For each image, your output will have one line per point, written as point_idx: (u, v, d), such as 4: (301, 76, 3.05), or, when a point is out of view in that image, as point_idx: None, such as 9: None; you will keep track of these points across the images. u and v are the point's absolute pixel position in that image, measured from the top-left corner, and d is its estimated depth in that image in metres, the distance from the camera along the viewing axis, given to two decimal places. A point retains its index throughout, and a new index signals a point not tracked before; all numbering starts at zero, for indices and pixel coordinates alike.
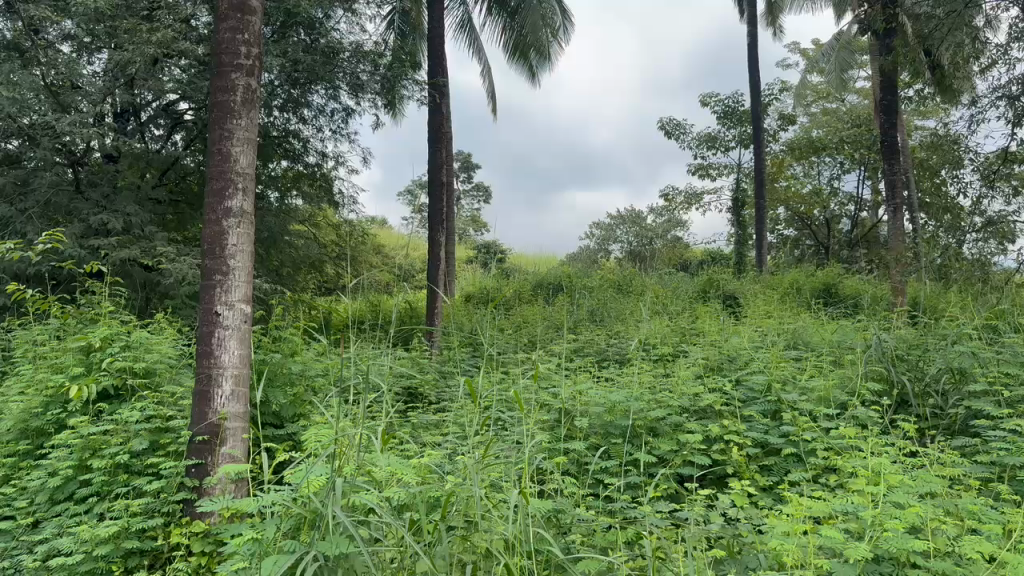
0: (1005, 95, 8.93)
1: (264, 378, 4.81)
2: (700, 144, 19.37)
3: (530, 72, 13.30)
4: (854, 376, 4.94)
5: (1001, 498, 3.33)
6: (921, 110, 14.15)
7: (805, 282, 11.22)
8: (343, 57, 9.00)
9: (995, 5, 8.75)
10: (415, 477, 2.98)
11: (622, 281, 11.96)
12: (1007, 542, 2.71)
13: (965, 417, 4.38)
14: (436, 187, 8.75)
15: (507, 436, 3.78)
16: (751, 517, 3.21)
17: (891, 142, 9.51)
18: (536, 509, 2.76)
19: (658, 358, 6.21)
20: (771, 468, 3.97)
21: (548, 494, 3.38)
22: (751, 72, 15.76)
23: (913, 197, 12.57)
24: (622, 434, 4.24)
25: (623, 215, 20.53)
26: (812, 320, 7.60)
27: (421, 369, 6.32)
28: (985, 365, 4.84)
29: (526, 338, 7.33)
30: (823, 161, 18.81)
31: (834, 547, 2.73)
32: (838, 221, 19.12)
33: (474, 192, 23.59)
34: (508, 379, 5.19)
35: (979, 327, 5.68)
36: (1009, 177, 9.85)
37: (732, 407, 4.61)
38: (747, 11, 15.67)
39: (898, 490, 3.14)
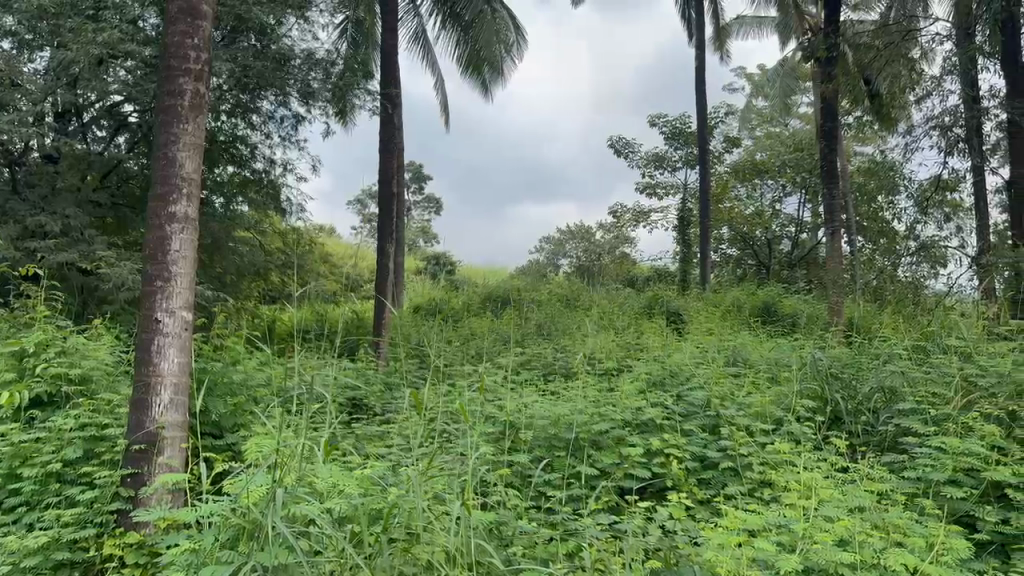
0: (939, 126, 9.30)
1: (204, 387, 4.74)
2: (648, 163, 19.72)
3: (482, 86, 13.41)
4: (790, 393, 5.09)
5: (926, 513, 3.47)
6: (860, 137, 14.66)
7: (747, 301, 11.50)
8: (295, 64, 8.96)
9: (931, 39, 9.16)
10: (357, 489, 2.97)
11: (571, 296, 12.08)
12: (928, 555, 2.83)
13: (895, 434, 4.53)
14: (386, 197, 8.74)
15: (452, 449, 3.79)
16: (687, 529, 3.29)
17: (831, 167, 9.79)
18: (478, 521, 2.80)
19: (603, 372, 6.30)
20: (709, 481, 4.05)
21: (491, 506, 3.40)
22: (698, 95, 16.10)
23: (851, 220, 13.01)
24: (566, 446, 4.31)
25: (573, 230, 20.75)
26: (753, 338, 7.79)
27: (366, 380, 6.30)
28: (914, 384, 5.00)
29: (474, 351, 7.34)
30: (766, 183, 19.32)
31: (767, 560, 2.81)
32: (779, 242, 19.67)
33: (424, 203, 23.56)
34: (454, 391, 5.20)
35: (909, 348, 5.88)
36: (941, 204, 10.27)
37: (673, 421, 4.69)
38: (696, 35, 16.03)
39: (829, 503, 3.26)
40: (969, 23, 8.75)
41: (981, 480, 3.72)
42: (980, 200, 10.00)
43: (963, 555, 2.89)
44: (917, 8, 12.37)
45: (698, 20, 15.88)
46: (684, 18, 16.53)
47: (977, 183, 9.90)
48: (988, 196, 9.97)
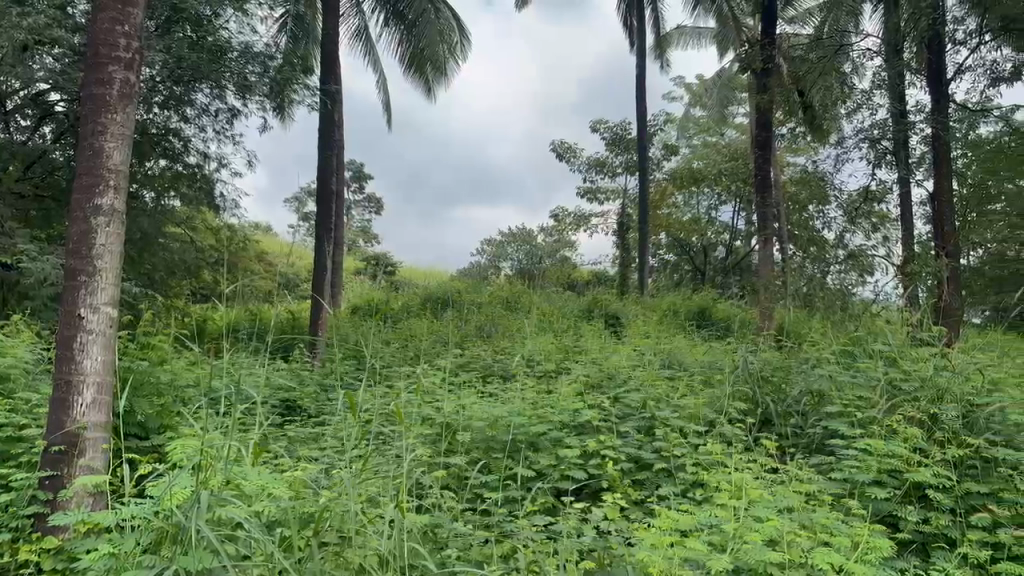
0: (868, 138, 9.58)
1: (129, 388, 4.58)
2: (589, 168, 19.90)
3: (425, 86, 13.35)
4: (723, 396, 5.19)
5: (851, 513, 3.56)
6: (793, 148, 15.08)
7: (683, 305, 11.71)
8: (231, 57, 8.63)
9: (862, 53, 9.44)
10: (285, 492, 2.90)
11: (511, 298, 12.10)
12: (854, 554, 2.91)
13: (823, 437, 4.62)
14: (325, 193, 8.60)
15: (386, 450, 3.73)
16: (620, 530, 3.31)
17: (764, 176, 10.03)
18: (413, 524, 2.76)
19: (542, 374, 6.31)
20: (644, 482, 4.09)
21: (425, 508, 3.36)
22: (639, 102, 16.28)
23: (783, 228, 13.36)
24: (503, 448, 4.29)
25: (514, 233, 20.81)
26: (689, 342, 7.93)
27: (301, 381, 6.16)
28: (840, 387, 5.11)
29: (412, 352, 7.27)
30: (702, 191, 19.72)
31: (698, 560, 2.84)
32: (713, 249, 20.16)
33: (365, 203, 23.33)
34: (390, 393, 5.13)
35: (836, 353, 6.03)
36: (869, 214, 10.58)
37: (609, 423, 4.72)
38: (637, 43, 16.22)
39: (759, 504, 3.32)
40: (898, 40, 9.05)
41: (903, 481, 3.85)
42: (905, 211, 10.36)
43: (886, 554, 2.97)
44: (849, 25, 12.76)
45: (639, 28, 16.08)
46: (625, 26, 16.72)
47: (903, 195, 10.27)
48: (913, 208, 10.34)
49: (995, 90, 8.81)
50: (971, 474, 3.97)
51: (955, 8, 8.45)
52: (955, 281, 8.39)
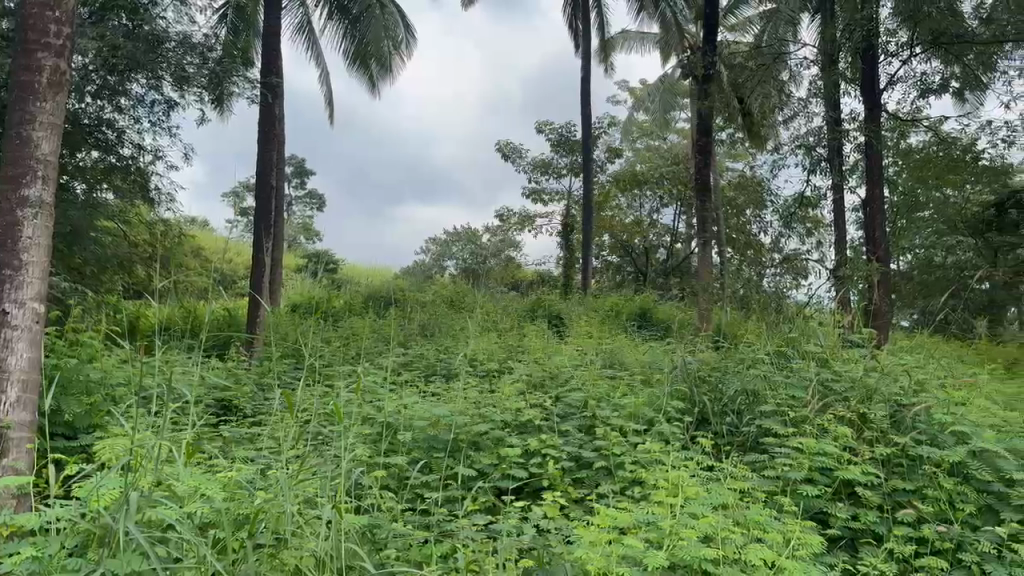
0: (803, 145, 9.80)
1: (56, 386, 4.44)
2: (534, 169, 19.98)
3: (369, 81, 13.26)
4: (661, 395, 5.26)
5: (783, 510, 3.64)
6: (732, 152, 15.40)
7: (624, 306, 11.85)
8: (169, 47, 8.38)
9: (800, 62, 9.67)
10: (218, 492, 2.83)
11: (455, 296, 12.09)
12: (785, 549, 2.98)
13: (756, 436, 4.72)
14: (265, 189, 8.46)
15: (324, 450, 3.68)
16: (560, 527, 3.33)
17: (704, 179, 10.22)
18: (351, 525, 2.73)
19: (485, 373, 6.31)
20: (584, 480, 4.12)
21: (363, 508, 3.33)
22: (583, 105, 16.41)
23: (722, 231, 13.63)
24: (444, 448, 4.27)
25: (459, 233, 20.81)
26: (629, 341, 8.04)
27: (238, 379, 6.04)
28: (774, 387, 5.23)
29: (353, 351, 7.19)
30: (644, 194, 20.04)
31: (635, 557, 2.87)
32: (655, 251, 20.55)
33: (306, 199, 22.99)
34: (329, 392, 5.06)
35: (772, 353, 6.17)
36: (804, 218, 10.85)
37: (550, 422, 4.74)
38: (582, 46, 16.32)
39: (695, 501, 3.37)
40: (833, 50, 9.28)
41: (833, 478, 3.97)
42: (838, 217, 10.68)
43: (815, 549, 3.06)
44: (787, 34, 13.06)
45: (584, 31, 16.20)
46: (571, 28, 16.85)
47: (836, 201, 10.56)
48: (845, 214, 10.64)
49: (923, 102, 9.14)
50: (897, 471, 4.12)
51: (888, 21, 8.73)
52: (884, 286, 8.69)
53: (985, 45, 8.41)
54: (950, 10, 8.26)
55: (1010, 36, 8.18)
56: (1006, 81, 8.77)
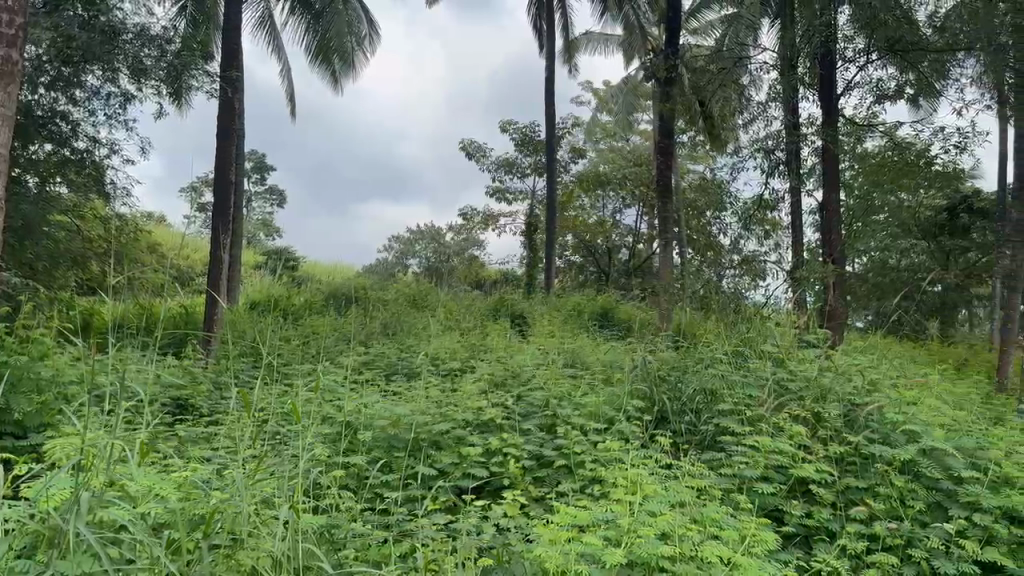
0: (762, 148, 9.93)
1: (6, 384, 4.34)
2: (497, 168, 19.98)
3: (331, 76, 13.18)
4: (621, 394, 5.29)
5: (739, 507, 3.69)
6: (693, 154, 15.58)
7: (586, 306, 11.91)
8: (125, 39, 8.17)
9: (760, 66, 9.80)
10: (173, 492, 2.78)
11: (417, 295, 12.05)
12: (740, 547, 3.02)
13: (714, 434, 4.78)
14: (223, 185, 8.33)
15: (282, 450, 3.64)
16: (519, 526, 3.33)
17: (666, 181, 10.31)
18: (309, 525, 2.71)
19: (446, 373, 6.29)
20: (543, 478, 4.14)
21: (321, 508, 3.30)
22: (547, 105, 16.45)
23: (682, 232, 13.77)
24: (404, 447, 4.25)
25: (422, 231, 20.75)
26: (590, 341, 8.08)
27: (194, 378, 5.94)
28: (732, 386, 5.29)
29: (312, 349, 7.11)
30: (607, 194, 20.20)
31: (593, 554, 2.89)
32: (617, 251, 20.78)
33: (267, 195, 22.74)
34: (287, 391, 4.99)
35: (729, 353, 6.24)
36: (764, 220, 11.00)
37: (511, 421, 4.75)
38: (547, 46, 16.36)
39: (654, 498, 3.40)
40: (792, 55, 9.43)
41: (788, 476, 4.04)
42: (796, 219, 10.86)
43: (770, 546, 3.11)
44: (748, 38, 13.22)
45: (548, 31, 16.24)
46: (535, 28, 16.90)
47: (794, 204, 10.74)
48: (802, 217, 10.82)
49: (879, 107, 9.34)
50: (850, 470, 4.20)
51: (846, 27, 8.91)
52: (839, 287, 8.85)
53: (941, 53, 8.64)
54: (905, 17, 8.47)
55: (961, 44, 8.40)
56: (958, 88, 8.98)
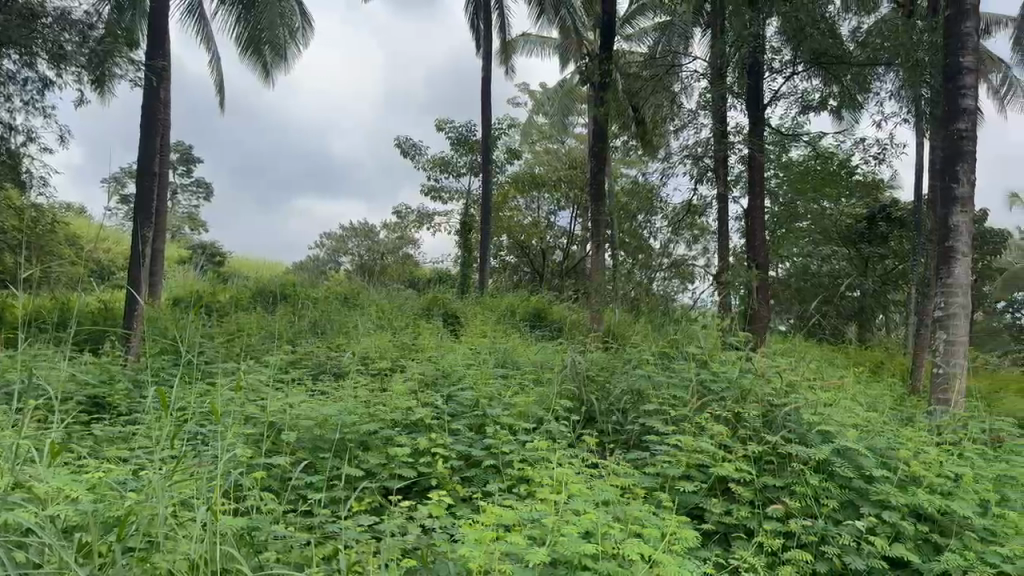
0: (692, 155, 10.13)
1: None
2: (433, 167, 19.90)
3: (263, 68, 12.94)
4: (550, 395, 5.34)
5: (662, 506, 3.78)
6: (626, 159, 15.82)
7: (519, 306, 11.97)
8: (44, 22, 7.89)
9: (690, 74, 10.02)
10: (85, 495, 2.69)
11: (348, 293, 11.89)
12: (661, 544, 3.09)
13: (639, 434, 4.87)
14: (146, 177, 8.08)
15: (202, 450, 3.56)
16: (445, 526, 3.33)
17: (598, 185, 10.41)
18: (228, 527, 2.65)
19: (375, 372, 6.22)
20: (471, 478, 4.14)
21: (242, 510, 3.24)
22: (483, 104, 16.46)
23: (615, 235, 13.97)
24: (329, 448, 4.20)
25: (355, 228, 20.56)
26: (521, 341, 8.14)
27: (111, 376, 5.74)
28: (658, 387, 5.38)
29: (237, 348, 6.94)
30: (542, 196, 20.42)
31: (518, 554, 2.90)
32: (551, 252, 21.05)
33: (193, 188, 22.16)
34: (209, 391, 4.87)
35: (656, 354, 6.37)
36: (693, 224, 11.22)
37: (441, 421, 4.73)
38: (484, 45, 16.35)
39: (578, 497, 3.44)
40: (722, 64, 9.66)
41: (709, 475, 4.14)
42: (723, 224, 11.12)
43: (691, 543, 3.19)
44: (680, 46, 13.47)
45: (485, 31, 16.24)
46: (472, 28, 16.89)
47: (721, 210, 10.99)
48: (729, 223, 11.09)
49: (804, 117, 9.64)
50: (768, 469, 4.32)
51: (773, 38, 9.19)
52: (763, 291, 9.10)
53: (862, 67, 8.89)
54: (828, 31, 8.78)
55: (881, 59, 8.73)
56: (878, 101, 9.30)
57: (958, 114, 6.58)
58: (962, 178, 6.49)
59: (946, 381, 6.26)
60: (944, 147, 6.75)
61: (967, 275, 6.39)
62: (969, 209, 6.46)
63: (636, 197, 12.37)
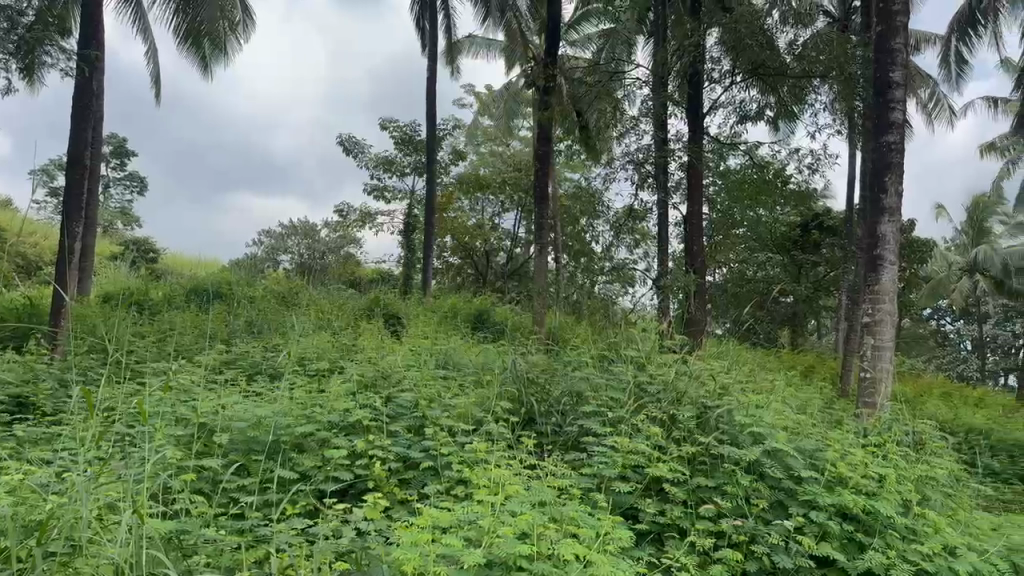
0: (633, 161, 10.30)
1: None
2: (376, 166, 19.73)
3: (202, 61, 12.69)
4: (490, 396, 5.35)
5: (598, 506, 3.83)
6: (570, 163, 15.95)
7: (462, 307, 11.96)
8: None
9: (634, 81, 10.17)
10: (3, 498, 2.61)
11: (287, 292, 11.72)
12: (595, 544, 3.13)
13: (578, 435, 4.93)
14: (75, 169, 7.83)
15: (130, 452, 3.47)
16: (380, 529, 3.31)
17: (542, 189, 10.48)
18: (156, 531, 2.60)
19: (313, 373, 6.15)
20: (410, 481, 4.12)
21: (172, 514, 3.17)
22: (428, 105, 16.39)
23: (558, 238, 14.07)
24: (263, 450, 4.13)
25: (296, 226, 20.30)
26: (463, 342, 8.14)
27: (36, 375, 5.55)
28: (597, 389, 5.45)
29: (171, 347, 6.78)
30: (487, 198, 20.45)
31: (453, 555, 2.90)
32: (496, 254, 21.09)
33: (127, 181, 21.55)
34: (140, 390, 4.74)
35: (596, 357, 6.44)
36: (635, 229, 11.37)
37: (379, 422, 4.70)
38: (429, 46, 16.30)
39: (516, 499, 3.45)
40: (664, 72, 9.83)
41: (645, 476, 4.20)
42: (663, 229, 11.29)
43: (624, 543, 3.24)
44: (623, 54, 13.66)
45: (431, 31, 16.19)
46: (417, 27, 16.82)
47: (662, 215, 11.17)
48: (670, 228, 11.26)
49: (741, 127, 9.86)
50: (701, 470, 4.41)
51: (713, 49, 9.35)
52: (701, 295, 9.27)
53: (798, 79, 9.13)
54: (766, 43, 8.98)
55: (817, 72, 8.99)
56: (813, 112, 9.55)
57: (887, 127, 6.82)
58: (890, 188, 6.75)
59: (873, 385, 6.47)
60: (873, 158, 7.00)
61: (893, 282, 6.62)
62: (896, 218, 6.72)
63: (579, 201, 12.48)
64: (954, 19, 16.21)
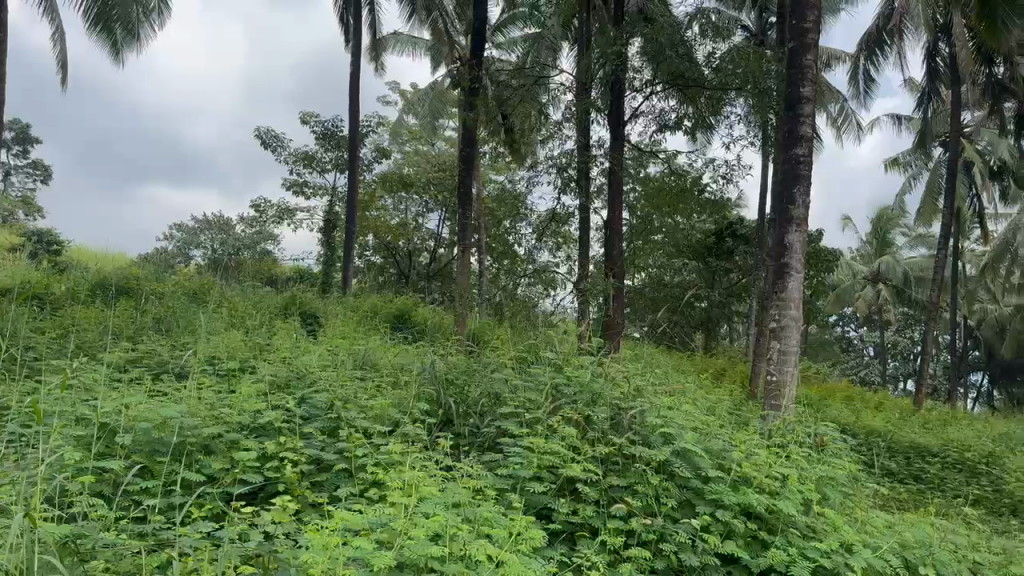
0: (556, 165, 10.37)
1: None
2: (296, 161, 19.35)
3: (113, 46, 12.20)
4: (407, 397, 5.32)
5: (511, 507, 3.86)
6: (493, 165, 16.02)
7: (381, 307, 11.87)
8: None
9: (558, 87, 10.29)
10: None
11: (200, 288, 11.41)
12: (506, 544, 3.16)
13: (494, 436, 4.96)
14: None
15: (25, 454, 3.33)
16: (289, 531, 3.26)
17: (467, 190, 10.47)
18: (51, 534, 2.51)
19: (223, 372, 6.00)
20: (322, 483, 4.06)
21: (69, 518, 3.05)
22: (351, 102, 16.18)
23: (479, 240, 14.10)
24: (170, 452, 4.00)
25: (210, 220, 19.77)
26: (380, 342, 8.09)
27: None
28: (513, 390, 5.48)
29: (72, 344, 6.51)
30: (411, 198, 20.35)
31: (364, 558, 2.88)
32: (418, 254, 21.00)
33: (29, 169, 20.57)
34: (38, 388, 4.54)
35: (514, 358, 6.48)
36: (556, 232, 11.48)
37: (291, 424, 4.61)
38: (353, 42, 16.11)
39: (429, 501, 3.45)
40: (587, 79, 9.97)
41: (558, 476, 4.25)
42: (584, 233, 11.42)
43: (536, 543, 3.27)
44: (547, 59, 13.78)
45: (355, 27, 15.98)
46: (341, 22, 16.59)
47: (583, 219, 11.30)
48: (591, 232, 11.40)
49: (660, 135, 10.06)
50: (613, 469, 4.49)
51: (635, 59, 9.51)
52: (619, 299, 9.40)
53: (715, 90, 9.39)
54: (685, 54, 9.18)
55: (732, 85, 9.32)
56: (729, 123, 9.81)
57: (797, 141, 7.10)
58: (798, 200, 7.01)
59: (778, 388, 6.72)
60: (783, 170, 7.27)
61: (798, 289, 6.89)
62: (803, 228, 6.99)
63: (501, 203, 12.53)
64: (862, 39, 16.93)
